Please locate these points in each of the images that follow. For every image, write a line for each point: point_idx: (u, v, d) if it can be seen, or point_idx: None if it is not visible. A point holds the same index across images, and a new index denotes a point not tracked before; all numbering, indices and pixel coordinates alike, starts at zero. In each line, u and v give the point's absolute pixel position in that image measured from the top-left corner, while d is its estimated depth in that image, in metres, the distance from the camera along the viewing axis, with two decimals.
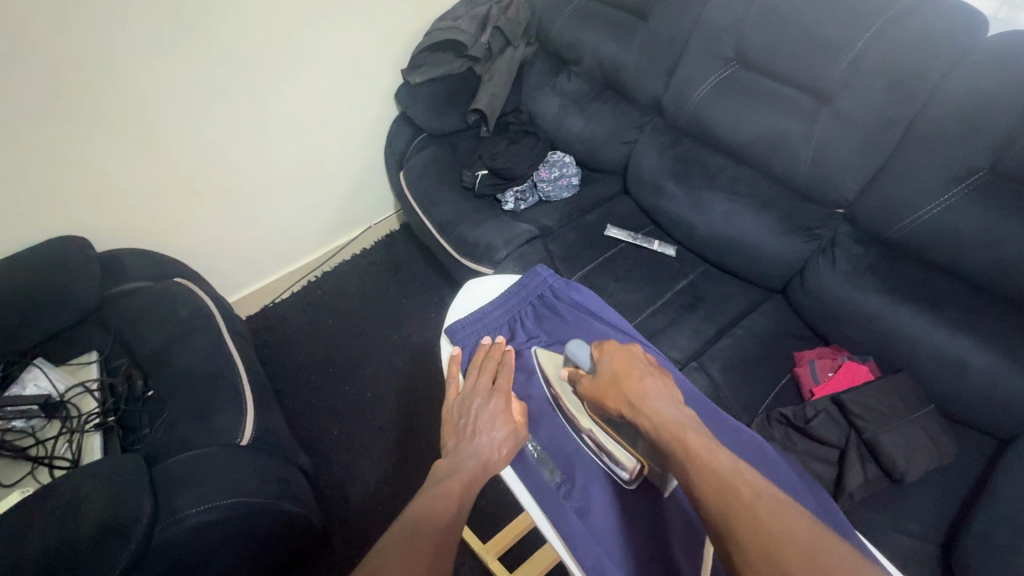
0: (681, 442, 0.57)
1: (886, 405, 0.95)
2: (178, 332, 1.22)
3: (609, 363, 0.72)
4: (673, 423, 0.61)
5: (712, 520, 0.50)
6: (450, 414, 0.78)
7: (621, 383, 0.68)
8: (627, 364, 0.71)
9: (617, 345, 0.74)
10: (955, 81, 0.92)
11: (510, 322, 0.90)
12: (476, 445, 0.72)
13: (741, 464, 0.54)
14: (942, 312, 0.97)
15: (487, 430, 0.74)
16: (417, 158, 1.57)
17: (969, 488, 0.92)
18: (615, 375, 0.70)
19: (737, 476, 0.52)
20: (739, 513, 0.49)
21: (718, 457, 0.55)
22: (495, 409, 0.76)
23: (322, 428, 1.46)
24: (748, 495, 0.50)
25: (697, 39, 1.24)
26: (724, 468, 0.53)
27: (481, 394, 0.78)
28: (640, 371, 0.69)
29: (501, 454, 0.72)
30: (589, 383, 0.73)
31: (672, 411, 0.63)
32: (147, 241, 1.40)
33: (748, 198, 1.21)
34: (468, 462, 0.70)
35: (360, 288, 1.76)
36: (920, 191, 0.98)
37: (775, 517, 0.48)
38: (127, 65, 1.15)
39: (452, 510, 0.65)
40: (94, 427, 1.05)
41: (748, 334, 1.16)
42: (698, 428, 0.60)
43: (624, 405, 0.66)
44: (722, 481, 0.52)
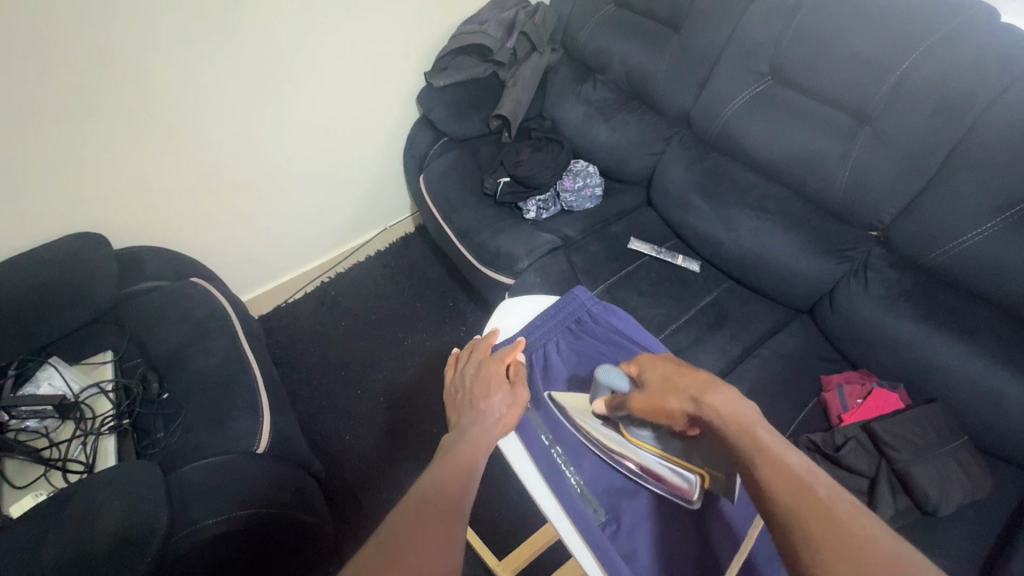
0: (759, 440, 0.54)
1: (921, 437, 0.93)
2: (196, 334, 1.21)
3: (655, 375, 0.68)
4: (745, 416, 0.58)
5: (783, 513, 0.49)
6: (450, 393, 0.80)
7: (676, 383, 0.65)
8: (671, 363, 0.68)
9: (648, 355, 0.72)
10: (1005, 106, 0.89)
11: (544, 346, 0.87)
12: (480, 411, 0.73)
13: (816, 467, 0.52)
14: (981, 342, 0.95)
15: (487, 395, 0.76)
16: (439, 162, 1.55)
17: (1004, 525, 0.90)
18: (668, 379, 0.66)
19: (811, 475, 0.51)
20: (816, 512, 0.48)
21: (791, 457, 0.53)
22: (487, 372, 0.79)
23: (334, 432, 1.44)
24: (825, 496, 0.49)
25: (732, 52, 1.22)
26: (798, 467, 0.52)
27: (474, 367, 0.80)
28: (693, 368, 0.66)
29: (504, 418, 0.73)
30: (641, 397, 0.67)
31: (741, 405, 0.60)
32: (164, 239, 1.38)
33: (778, 216, 1.19)
34: (471, 430, 0.70)
35: (374, 291, 1.75)
36: (961, 216, 0.95)
37: (853, 520, 0.47)
38: (152, 62, 1.14)
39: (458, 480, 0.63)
40: (109, 430, 1.03)
41: (776, 356, 1.14)
42: (769, 424, 0.57)
43: (688, 403, 0.62)
44: (798, 479, 0.51)
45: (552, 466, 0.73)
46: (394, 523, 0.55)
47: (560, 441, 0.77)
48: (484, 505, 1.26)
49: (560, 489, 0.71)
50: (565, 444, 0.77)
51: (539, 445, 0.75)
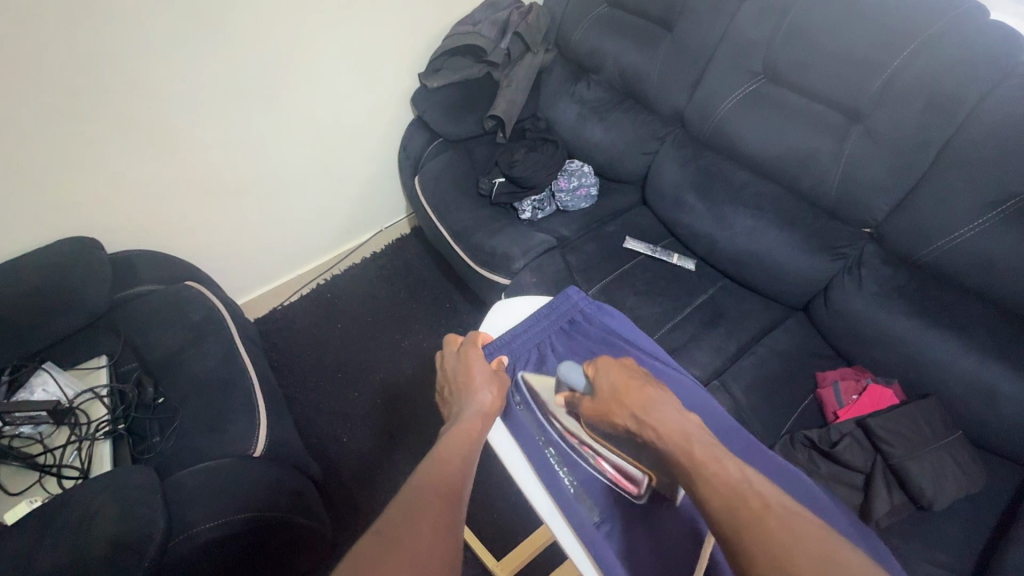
0: (689, 453, 0.61)
1: (916, 432, 0.93)
2: (191, 338, 1.20)
3: (607, 379, 0.74)
4: (680, 437, 0.63)
5: (719, 523, 0.53)
6: (443, 391, 0.83)
7: (624, 395, 0.71)
8: (626, 375, 0.74)
9: (609, 361, 0.77)
10: (994, 103, 0.90)
11: (539, 347, 0.88)
12: (470, 396, 0.76)
13: (747, 473, 0.57)
14: (974, 338, 0.96)
15: (472, 379, 0.78)
16: (434, 163, 1.55)
17: (998, 519, 0.90)
18: (616, 389, 0.72)
19: (744, 483, 0.56)
20: (746, 518, 0.51)
21: (724, 464, 0.58)
22: (467, 359, 0.81)
23: (332, 435, 1.44)
24: (758, 505, 0.52)
25: (725, 51, 1.22)
26: (731, 477, 0.56)
27: (455, 359, 0.83)
28: (639, 383, 0.72)
29: (494, 398, 0.76)
30: (590, 404, 0.74)
31: (677, 419, 0.67)
32: (157, 243, 1.37)
33: (772, 215, 1.19)
34: (467, 413, 0.73)
35: (370, 293, 1.74)
36: (954, 213, 0.96)
37: (781, 523, 0.50)
38: (145, 65, 1.14)
39: (455, 466, 0.64)
40: (105, 434, 1.03)
41: (772, 353, 1.14)
42: (702, 438, 0.63)
43: (630, 418, 0.69)
44: (730, 488, 0.55)
45: (547, 468, 0.74)
46: (392, 519, 0.54)
47: (554, 444, 0.77)
48: (482, 506, 1.26)
49: (556, 491, 0.72)
50: (559, 447, 0.78)
51: (534, 448, 0.76)
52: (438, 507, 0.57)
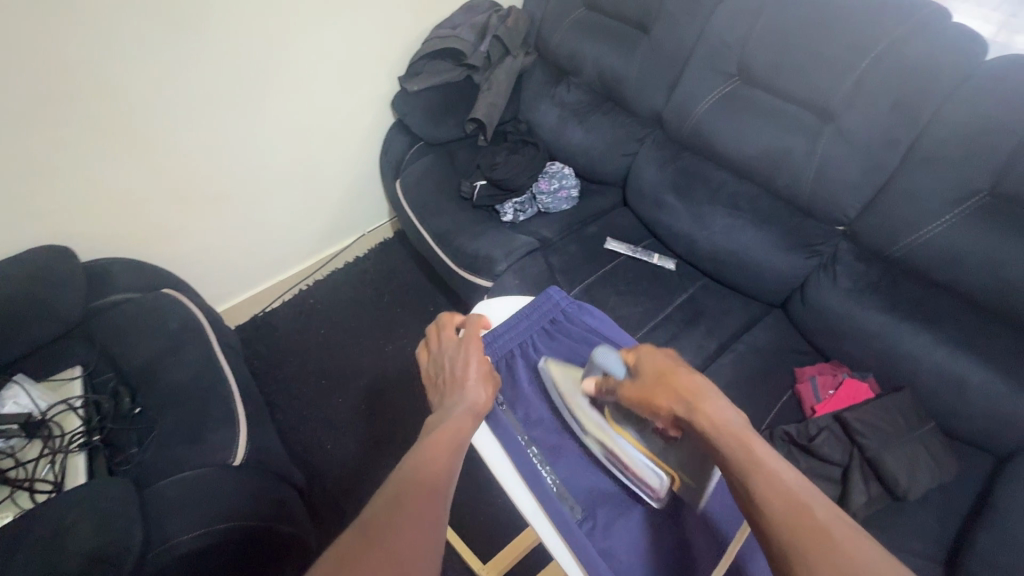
0: (747, 450, 0.58)
1: (890, 424, 0.96)
2: (169, 346, 1.19)
3: (648, 365, 0.73)
4: (734, 430, 0.61)
5: (775, 526, 0.50)
6: (428, 375, 0.80)
7: (671, 382, 0.69)
8: (669, 363, 0.72)
9: (650, 348, 0.75)
10: (958, 103, 0.93)
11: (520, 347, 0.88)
12: (462, 392, 0.74)
13: (807, 481, 0.54)
14: (944, 331, 0.98)
15: (467, 374, 0.76)
16: (415, 166, 1.54)
17: (970, 506, 0.93)
18: (661, 374, 0.71)
19: (805, 491, 0.53)
20: (812, 528, 0.49)
21: (785, 470, 0.55)
22: (466, 351, 0.79)
23: (316, 442, 1.43)
24: (821, 516, 0.50)
25: (700, 53, 1.24)
26: (791, 483, 0.53)
27: (449, 345, 0.81)
28: (686, 369, 0.70)
29: (486, 399, 0.74)
30: (632, 389, 0.73)
31: (730, 412, 0.64)
32: (134, 251, 1.35)
33: (749, 214, 1.21)
34: (457, 410, 0.71)
35: (354, 297, 1.73)
36: (922, 209, 0.98)
37: (847, 538, 0.48)
38: (116, 69, 1.12)
39: (444, 461, 0.61)
40: (79, 447, 1.01)
41: (751, 350, 1.16)
42: (758, 436, 0.61)
43: (678, 404, 0.67)
44: (792, 497, 0.52)
45: (528, 466, 0.73)
46: (375, 507, 0.53)
47: (535, 442, 0.78)
48: (468, 509, 1.25)
49: (538, 488, 0.71)
50: (541, 445, 0.78)
51: (516, 445, 0.75)
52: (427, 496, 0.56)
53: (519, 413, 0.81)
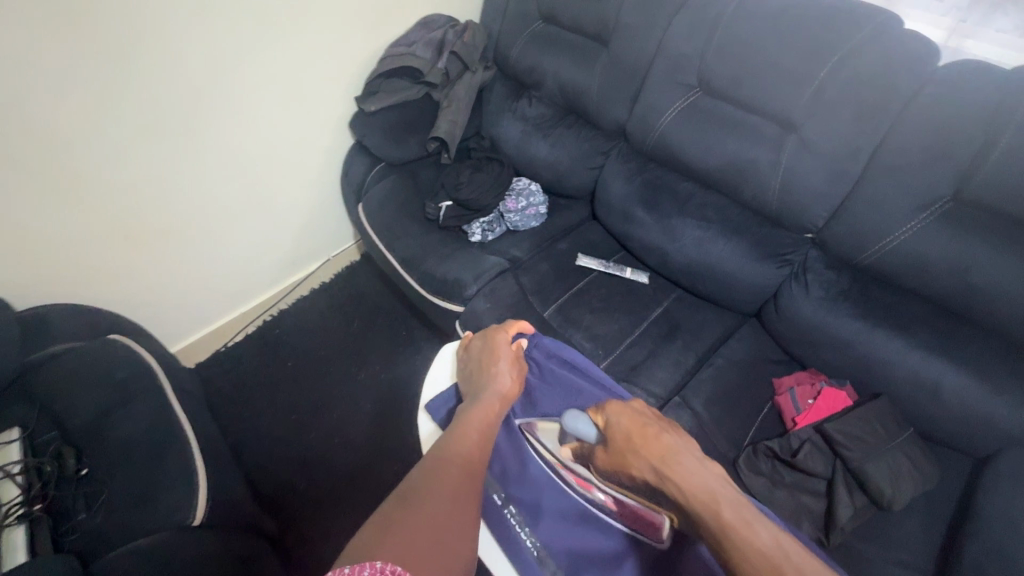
0: (716, 513, 0.60)
1: (872, 434, 0.95)
2: (118, 399, 1.11)
3: (619, 423, 0.73)
4: (705, 494, 0.62)
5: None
6: (461, 367, 0.90)
7: (638, 446, 0.69)
8: (634, 423, 0.72)
9: (618, 404, 0.75)
10: (915, 110, 0.94)
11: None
12: (491, 378, 0.83)
13: (782, 541, 0.57)
14: (916, 336, 0.99)
15: (496, 362, 0.86)
16: (377, 189, 1.49)
17: (953, 511, 0.93)
18: (630, 434, 0.71)
19: (781, 554, 0.55)
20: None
21: (756, 530, 0.58)
22: (495, 341, 0.90)
23: (287, 483, 1.35)
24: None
25: (660, 66, 1.23)
26: (767, 547, 0.56)
27: (483, 339, 0.92)
28: (656, 429, 0.71)
29: (512, 384, 0.83)
30: (605, 454, 0.72)
31: (700, 472, 0.65)
32: (76, 294, 1.26)
33: (719, 225, 1.20)
34: (488, 394, 0.80)
35: (321, 326, 1.66)
36: (888, 215, 0.98)
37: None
38: (42, 106, 1.04)
39: (474, 443, 0.71)
40: (17, 519, 0.91)
41: (729, 363, 1.14)
42: (729, 495, 0.62)
43: (647, 467, 0.68)
44: (769, 562, 0.54)
45: (503, 531, 0.73)
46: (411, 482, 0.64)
47: (513, 500, 0.75)
48: None
49: (516, 558, 0.70)
50: (520, 504, 0.75)
51: (491, 508, 0.75)
52: (457, 472, 0.66)
53: (493, 468, 0.78)
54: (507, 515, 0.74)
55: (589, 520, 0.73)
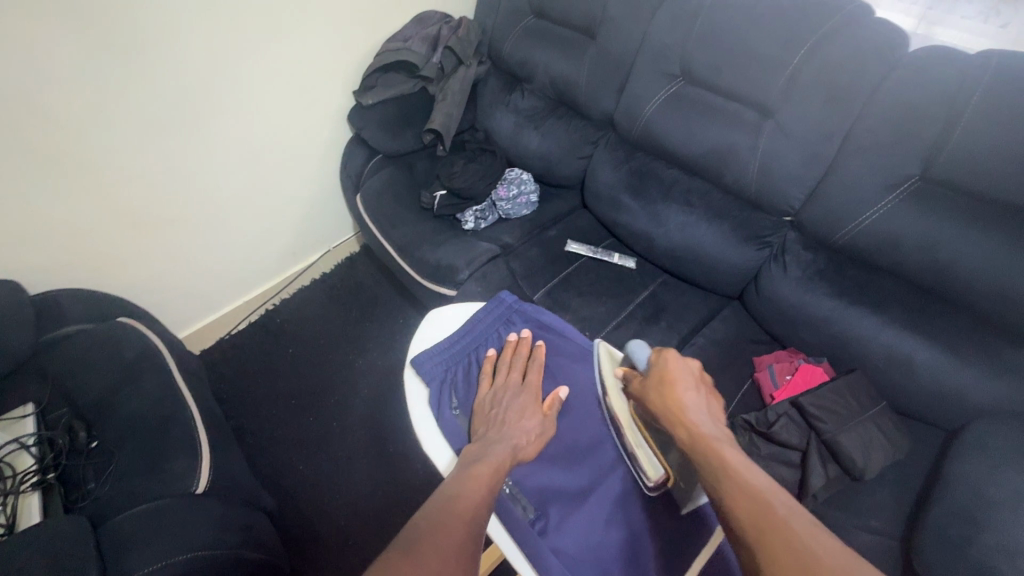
0: (717, 453, 0.64)
1: (844, 407, 0.98)
2: (125, 376, 1.16)
3: (661, 365, 0.80)
4: (710, 438, 0.67)
5: (734, 524, 0.56)
6: (482, 405, 0.86)
7: (666, 386, 0.76)
8: (676, 370, 0.78)
9: (675, 353, 0.81)
10: (885, 95, 0.97)
11: (469, 355, 0.96)
12: (509, 435, 0.80)
13: (776, 486, 0.59)
14: (889, 312, 1.02)
15: (519, 420, 0.83)
16: (374, 179, 1.54)
17: (922, 479, 0.96)
18: (665, 378, 0.77)
19: (772, 493, 0.57)
20: (770, 524, 0.54)
21: (754, 474, 0.61)
22: (526, 399, 0.86)
23: (287, 463, 1.40)
24: (782, 513, 0.55)
25: (645, 56, 1.27)
26: (757, 484, 0.59)
27: (511, 388, 0.88)
28: (688, 382, 0.76)
29: (529, 449, 0.80)
30: (640, 384, 0.80)
31: (710, 425, 0.70)
32: (85, 279, 1.32)
33: (702, 209, 1.24)
34: (501, 449, 0.77)
35: (321, 314, 1.72)
36: (861, 196, 1.02)
37: (805, 531, 0.53)
38: (55, 98, 1.09)
39: (481, 495, 0.67)
40: (32, 486, 0.97)
41: (711, 342, 1.18)
42: (733, 447, 0.66)
43: (666, 407, 0.74)
44: (757, 493, 0.57)
45: None
46: (416, 527, 0.59)
47: None
48: None
49: None
50: None
51: None
52: (462, 521, 0.62)
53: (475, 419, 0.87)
54: None
55: (555, 463, 0.83)
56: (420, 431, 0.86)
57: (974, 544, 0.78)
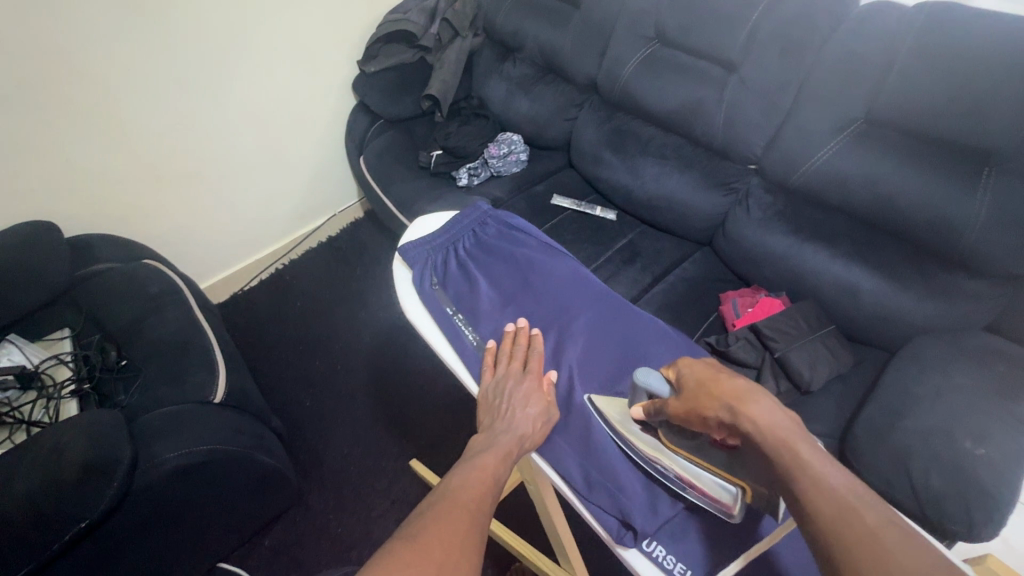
0: (794, 457, 0.53)
1: (795, 327, 1.09)
2: (150, 308, 1.27)
3: (692, 375, 0.65)
4: (783, 432, 0.55)
5: (836, 560, 0.46)
6: (485, 397, 0.78)
7: (715, 392, 0.61)
8: (714, 373, 0.63)
9: (691, 359, 0.68)
10: (834, 45, 1.08)
11: (448, 246, 1.02)
12: (513, 419, 0.72)
13: (858, 485, 0.51)
14: (838, 247, 1.12)
15: (523, 406, 0.74)
16: (377, 142, 1.67)
17: (864, 392, 1.06)
18: (703, 384, 0.63)
19: (860, 506, 0.49)
20: (867, 550, 0.45)
21: (835, 474, 0.52)
22: (531, 382, 0.77)
23: (296, 399, 1.53)
24: (876, 529, 0.47)
25: (624, 20, 1.38)
26: (841, 492, 0.50)
27: (513, 376, 0.78)
28: (731, 374, 0.63)
29: (536, 431, 0.72)
30: (678, 402, 0.65)
31: (777, 416, 0.58)
32: (114, 228, 1.45)
33: (675, 161, 1.35)
34: (504, 435, 0.70)
35: (327, 271, 1.84)
36: (813, 140, 1.12)
37: (905, 551, 0.45)
38: (93, 56, 1.23)
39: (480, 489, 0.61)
40: (70, 393, 1.11)
41: (681, 280, 1.29)
42: (806, 437, 0.56)
43: (720, 413, 0.60)
44: (845, 508, 0.48)
45: (451, 330, 0.89)
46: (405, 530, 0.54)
47: (461, 310, 0.92)
48: None
49: (459, 347, 0.87)
50: (466, 312, 0.92)
51: (443, 316, 0.91)
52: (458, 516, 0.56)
53: (450, 291, 0.94)
54: (455, 319, 0.91)
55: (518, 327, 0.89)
56: (405, 305, 0.95)
57: (898, 431, 0.88)
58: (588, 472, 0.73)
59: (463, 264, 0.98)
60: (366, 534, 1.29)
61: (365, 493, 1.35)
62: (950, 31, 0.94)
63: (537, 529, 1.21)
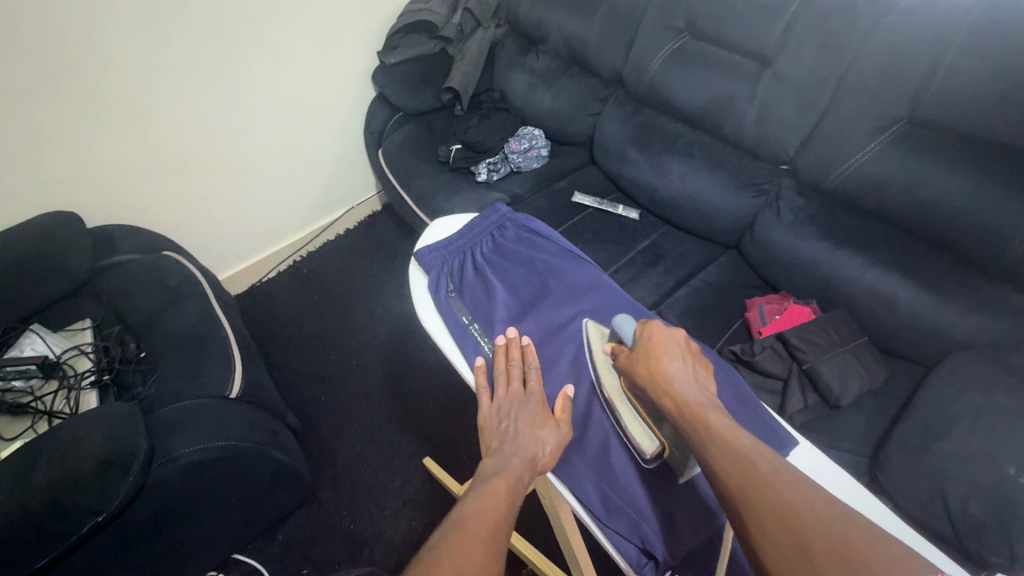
0: (704, 421, 0.58)
1: (825, 338, 1.04)
2: (167, 301, 1.27)
3: (647, 340, 0.69)
4: (696, 405, 0.61)
5: (733, 504, 0.51)
6: (488, 421, 0.74)
7: (652, 361, 0.66)
8: (661, 343, 0.68)
9: (660, 324, 0.71)
10: (878, 38, 1.02)
11: (466, 250, 1.00)
12: (523, 441, 0.68)
13: (761, 444, 0.55)
14: (874, 254, 1.07)
15: (533, 429, 0.70)
16: (396, 135, 1.65)
17: (898, 409, 1.01)
18: (648, 352, 0.68)
19: (756, 452, 0.54)
20: (754, 489, 0.51)
21: (742, 435, 0.56)
22: (535, 403, 0.74)
23: (312, 394, 1.53)
24: (766, 473, 0.52)
25: (653, 11, 1.32)
26: (742, 446, 0.54)
27: (516, 398, 0.74)
28: (674, 350, 0.67)
29: (550, 454, 0.69)
30: (626, 359, 0.71)
31: (698, 393, 0.63)
32: (134, 218, 1.46)
33: (703, 159, 1.29)
34: (513, 459, 0.66)
35: (344, 265, 1.83)
36: (851, 140, 1.06)
37: (789, 490, 0.50)
38: (115, 45, 1.23)
39: (494, 516, 0.56)
40: (90, 384, 1.12)
41: (706, 285, 1.25)
42: (720, 411, 0.60)
43: (652, 381, 0.66)
44: (744, 459, 0.53)
45: (466, 339, 0.87)
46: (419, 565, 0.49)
47: (477, 318, 0.89)
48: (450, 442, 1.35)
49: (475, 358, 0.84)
50: (482, 320, 0.89)
51: (458, 325, 0.89)
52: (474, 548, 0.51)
53: (466, 299, 0.92)
54: (471, 329, 0.88)
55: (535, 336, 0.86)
56: (420, 312, 0.92)
57: (935, 453, 0.83)
58: (606, 492, 0.71)
59: (480, 270, 0.96)
60: (377, 532, 1.28)
61: (377, 491, 1.34)
62: (1004, 27, 0.88)
63: (548, 535, 1.19)
